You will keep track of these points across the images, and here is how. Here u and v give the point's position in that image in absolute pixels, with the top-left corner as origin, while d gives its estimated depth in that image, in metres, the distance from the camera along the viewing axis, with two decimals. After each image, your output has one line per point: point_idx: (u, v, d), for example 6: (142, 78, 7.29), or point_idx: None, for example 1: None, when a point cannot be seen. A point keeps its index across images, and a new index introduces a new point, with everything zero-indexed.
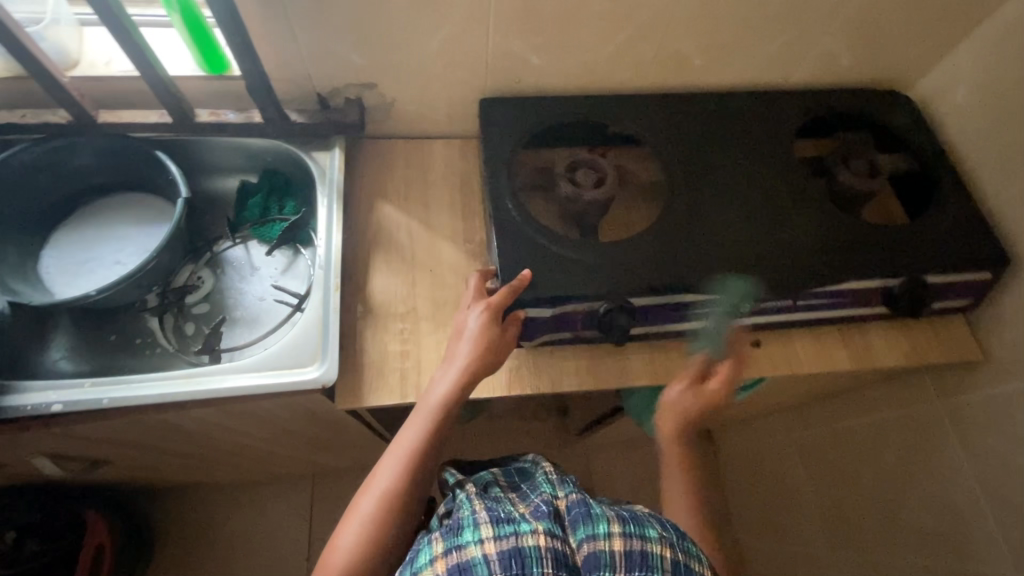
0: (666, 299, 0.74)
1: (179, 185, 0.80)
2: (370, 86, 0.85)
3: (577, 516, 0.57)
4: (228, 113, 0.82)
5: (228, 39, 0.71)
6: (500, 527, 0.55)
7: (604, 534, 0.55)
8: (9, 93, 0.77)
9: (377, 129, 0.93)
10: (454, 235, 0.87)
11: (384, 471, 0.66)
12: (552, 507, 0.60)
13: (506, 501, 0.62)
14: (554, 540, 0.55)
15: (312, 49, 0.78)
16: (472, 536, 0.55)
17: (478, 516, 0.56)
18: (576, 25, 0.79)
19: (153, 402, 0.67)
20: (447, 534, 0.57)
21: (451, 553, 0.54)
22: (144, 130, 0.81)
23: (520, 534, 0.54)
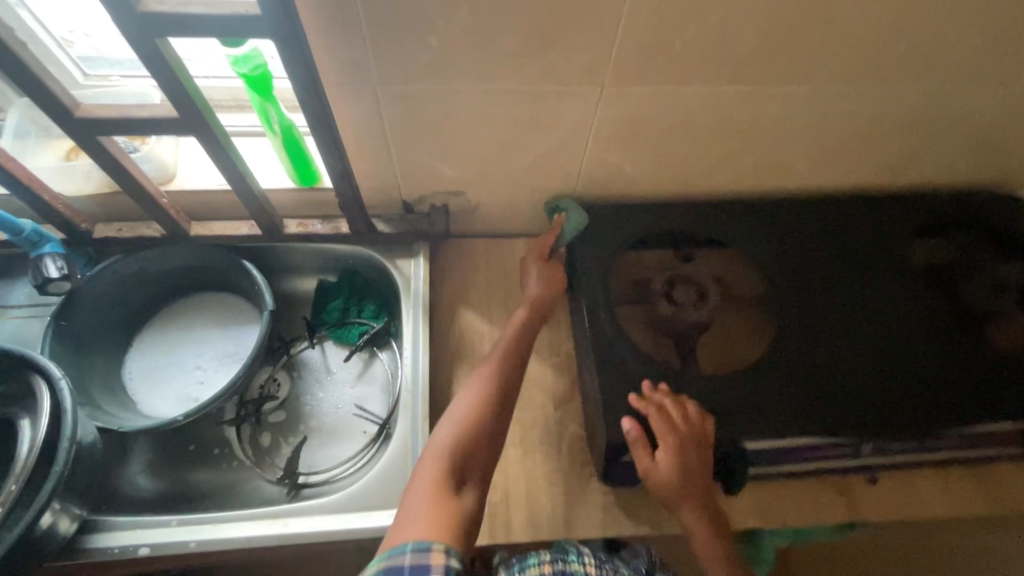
0: (786, 443, 0.67)
1: (265, 296, 0.78)
2: (457, 194, 0.82)
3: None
4: (316, 224, 0.81)
5: (329, 163, 0.70)
6: (605, 560, 0.59)
7: None
8: (108, 209, 0.79)
9: (455, 231, 0.90)
10: (539, 347, 0.83)
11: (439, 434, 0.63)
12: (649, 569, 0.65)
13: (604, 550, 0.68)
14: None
15: (403, 164, 0.76)
16: (577, 556, 0.58)
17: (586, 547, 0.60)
18: (677, 140, 0.75)
19: (241, 546, 0.64)
20: (552, 550, 0.60)
21: (558, 562, 0.57)
22: (233, 240, 0.80)
23: (622, 573, 0.59)
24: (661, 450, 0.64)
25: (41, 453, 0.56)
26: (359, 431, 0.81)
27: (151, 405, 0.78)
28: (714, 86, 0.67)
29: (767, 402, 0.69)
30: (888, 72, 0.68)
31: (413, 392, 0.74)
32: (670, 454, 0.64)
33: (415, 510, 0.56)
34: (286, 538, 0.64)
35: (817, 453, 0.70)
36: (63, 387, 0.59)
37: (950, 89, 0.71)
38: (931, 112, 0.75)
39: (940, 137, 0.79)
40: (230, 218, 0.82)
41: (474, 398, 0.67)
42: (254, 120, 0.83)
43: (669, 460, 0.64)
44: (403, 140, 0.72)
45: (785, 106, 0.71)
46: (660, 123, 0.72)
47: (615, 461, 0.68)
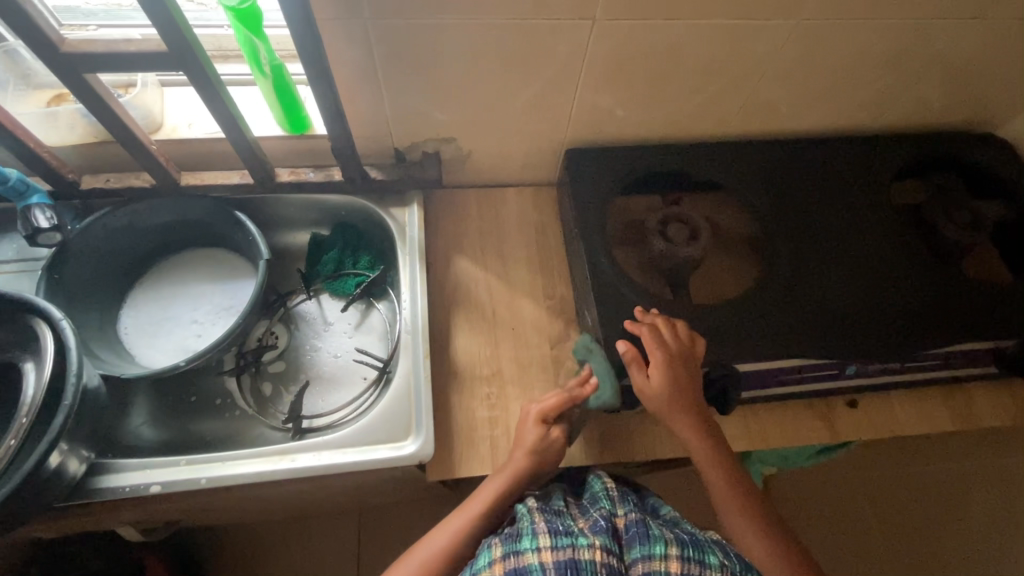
0: (772, 364, 0.71)
1: (259, 247, 0.78)
2: (449, 141, 0.83)
3: (634, 536, 0.58)
4: (308, 172, 0.82)
5: (321, 107, 0.69)
6: (558, 537, 0.56)
7: (661, 554, 0.55)
8: (95, 160, 0.78)
9: (447, 180, 0.91)
10: (534, 289, 0.85)
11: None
12: (608, 523, 0.60)
13: (564, 512, 0.62)
14: (609, 555, 0.55)
15: (395, 108, 0.76)
16: (530, 543, 0.56)
17: (537, 525, 0.57)
18: (666, 81, 0.77)
19: (250, 482, 0.65)
20: (507, 539, 0.58)
21: (510, 557, 0.56)
22: (224, 190, 0.80)
23: (576, 547, 0.55)
24: (652, 367, 0.67)
25: (49, 394, 0.56)
26: (360, 378, 0.83)
27: (150, 358, 0.78)
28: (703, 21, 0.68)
29: (758, 330, 0.72)
30: (871, 7, 0.69)
31: (413, 335, 0.76)
32: (662, 372, 0.67)
33: None
34: (296, 474, 0.66)
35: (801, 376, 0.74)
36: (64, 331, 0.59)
37: (928, 25, 0.73)
38: (911, 49, 0.77)
39: (918, 75, 0.82)
40: (221, 169, 0.81)
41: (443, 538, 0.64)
42: (240, 68, 0.82)
43: (659, 376, 0.67)
44: (395, 82, 0.72)
45: (771, 43, 0.73)
46: (651, 61, 0.73)
47: (613, 386, 0.71)
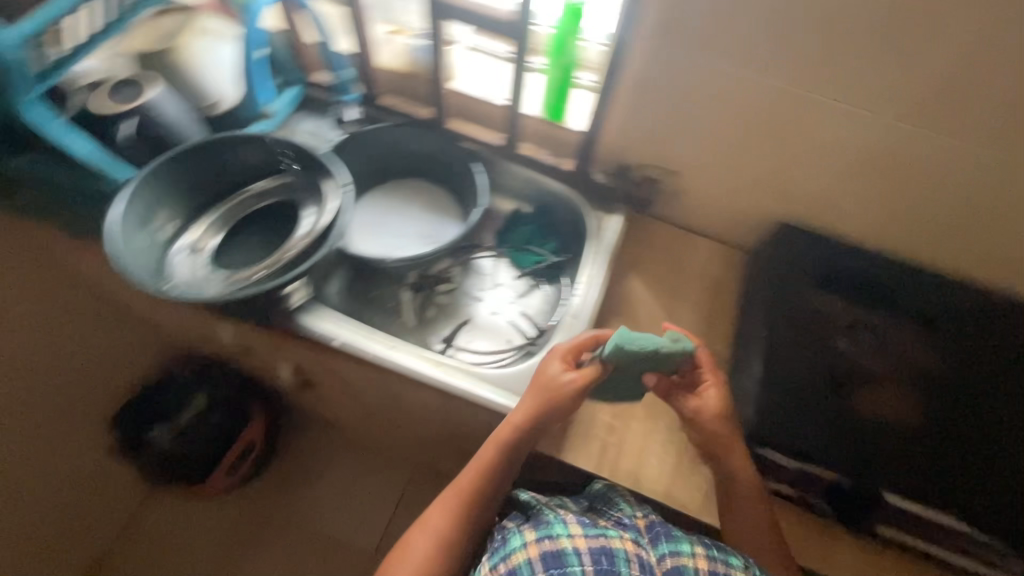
0: (922, 510, 0.67)
1: (482, 198, 0.90)
2: (674, 174, 0.89)
3: (659, 534, 0.61)
4: (546, 155, 0.93)
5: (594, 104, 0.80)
6: (588, 528, 0.60)
7: (688, 551, 0.58)
8: (397, 84, 0.94)
9: (652, 211, 0.96)
10: (692, 334, 0.87)
11: (421, 539, 0.66)
12: (630, 523, 0.63)
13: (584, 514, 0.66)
14: (638, 548, 0.60)
15: (647, 129, 0.84)
16: (562, 530, 0.60)
17: (566, 516, 0.62)
18: (913, 190, 0.77)
19: (408, 371, 0.78)
20: (537, 526, 0.62)
21: (544, 541, 0.60)
22: (476, 143, 0.94)
23: (608, 536, 0.59)
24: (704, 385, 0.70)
25: (317, 238, 0.70)
26: (506, 339, 0.91)
27: (359, 246, 0.92)
28: (991, 138, 0.68)
29: (905, 466, 0.69)
30: None
31: (575, 321, 0.82)
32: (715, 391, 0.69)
33: (414, 562, 0.64)
34: (444, 382, 0.77)
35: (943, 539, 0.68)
36: (345, 193, 0.72)
37: None
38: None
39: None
40: (480, 126, 0.95)
41: (455, 495, 0.68)
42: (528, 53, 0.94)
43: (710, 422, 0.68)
44: (661, 106, 0.80)
45: None
46: (913, 164, 0.74)
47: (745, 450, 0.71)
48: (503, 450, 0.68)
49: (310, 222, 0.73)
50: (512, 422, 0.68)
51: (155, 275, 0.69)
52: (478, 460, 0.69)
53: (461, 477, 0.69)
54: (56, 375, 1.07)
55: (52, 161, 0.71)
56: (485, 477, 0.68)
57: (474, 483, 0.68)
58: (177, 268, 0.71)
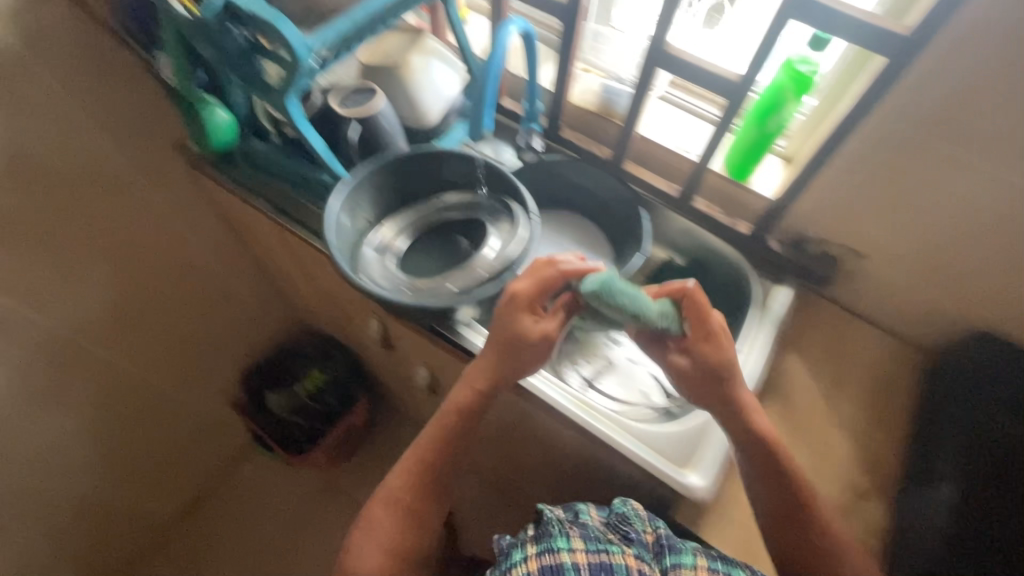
0: None
1: (645, 242, 0.86)
2: (860, 257, 0.83)
3: (665, 547, 0.60)
4: (721, 213, 0.89)
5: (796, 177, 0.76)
6: (590, 542, 0.59)
7: (692, 567, 0.58)
8: (579, 120, 0.95)
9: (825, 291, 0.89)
10: (850, 429, 0.80)
11: (381, 501, 0.71)
12: (637, 537, 0.62)
13: (591, 525, 0.64)
14: (641, 562, 0.58)
15: (845, 210, 0.78)
16: (564, 543, 0.59)
17: (570, 529, 0.61)
18: None
19: (557, 407, 0.77)
20: (539, 539, 0.61)
21: (544, 555, 0.58)
22: (648, 189, 0.92)
23: (611, 552, 0.58)
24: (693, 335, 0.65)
25: (504, 267, 0.73)
26: (640, 392, 0.87)
27: None
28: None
29: None
30: None
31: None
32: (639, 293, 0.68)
33: (364, 572, 0.65)
34: (590, 426, 0.76)
35: None
36: (534, 228, 0.75)
37: None
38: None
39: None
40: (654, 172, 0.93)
41: (410, 458, 0.72)
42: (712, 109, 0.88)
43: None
44: (870, 193, 0.75)
45: None
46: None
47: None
48: (437, 441, 0.72)
49: (496, 245, 0.76)
50: (472, 389, 0.70)
51: (351, 266, 0.74)
52: (446, 440, 0.72)
53: (419, 450, 0.72)
54: (210, 317, 1.23)
55: (297, 158, 0.85)
56: (428, 435, 0.72)
57: (419, 447, 0.72)
58: (370, 266, 0.76)
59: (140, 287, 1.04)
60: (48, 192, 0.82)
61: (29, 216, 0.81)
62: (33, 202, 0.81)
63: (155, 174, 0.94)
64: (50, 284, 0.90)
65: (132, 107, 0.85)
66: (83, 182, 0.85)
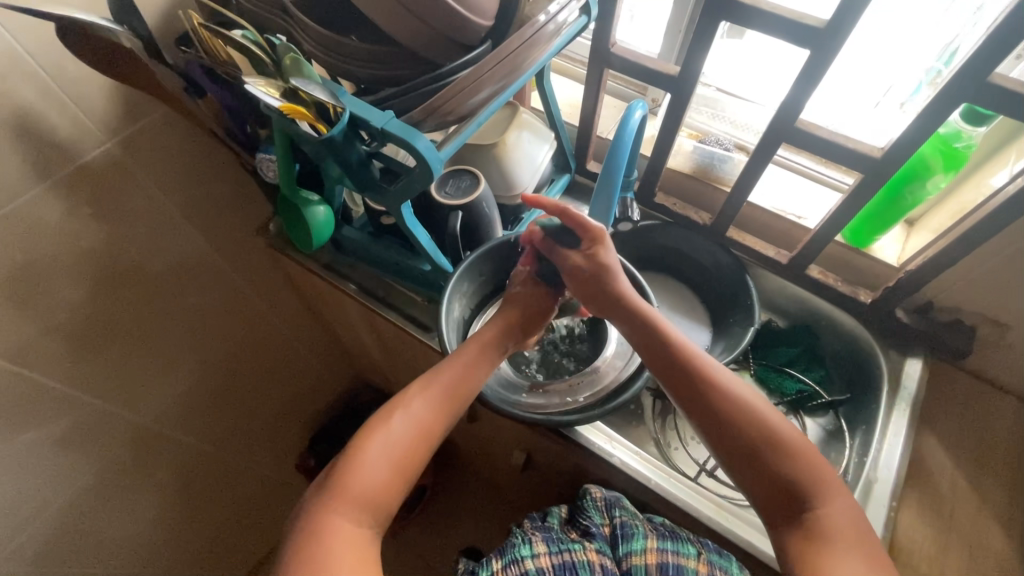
0: None
1: (753, 313, 0.80)
2: (999, 326, 0.76)
3: (622, 536, 0.66)
4: (837, 280, 0.83)
5: (939, 252, 0.70)
6: (552, 545, 0.65)
7: (640, 548, 0.64)
8: (675, 185, 0.92)
9: (962, 362, 0.82)
10: (1009, 521, 0.73)
11: (401, 423, 0.59)
12: (596, 532, 0.68)
13: (555, 526, 0.71)
14: (602, 556, 0.64)
15: (996, 282, 0.72)
16: (527, 552, 0.64)
17: (532, 537, 0.66)
18: None
19: (689, 512, 0.71)
20: (501, 554, 0.65)
21: (509, 566, 0.63)
22: (753, 255, 0.87)
23: (571, 551, 0.64)
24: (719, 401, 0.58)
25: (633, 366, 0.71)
26: None
27: None
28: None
29: None
30: None
31: (884, 487, 0.70)
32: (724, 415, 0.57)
33: (354, 472, 0.56)
34: (729, 533, 0.69)
35: None
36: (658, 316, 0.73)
37: None
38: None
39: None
40: (759, 237, 0.88)
41: (440, 384, 0.63)
42: (840, 176, 0.83)
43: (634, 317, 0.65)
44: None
45: None
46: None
47: None
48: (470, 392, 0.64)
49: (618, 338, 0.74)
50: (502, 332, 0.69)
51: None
52: (461, 388, 0.64)
53: (443, 405, 0.62)
54: (279, 384, 1.20)
55: (392, 244, 0.81)
56: (462, 366, 0.65)
57: (450, 389, 0.63)
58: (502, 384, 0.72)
59: (218, 364, 1.01)
60: (140, 290, 0.79)
61: (122, 317, 0.79)
62: (126, 303, 0.78)
63: (238, 256, 0.92)
64: (140, 378, 0.87)
65: (220, 197, 0.83)
66: (172, 275, 0.83)
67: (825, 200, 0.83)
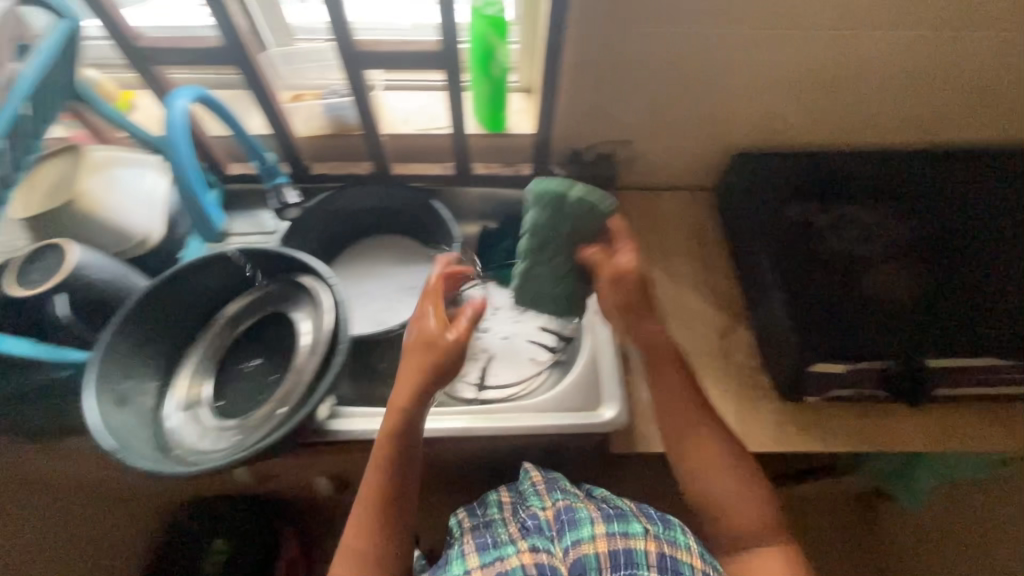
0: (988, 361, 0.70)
1: (452, 230, 0.84)
2: (625, 143, 0.89)
3: (563, 523, 0.57)
4: (500, 167, 0.90)
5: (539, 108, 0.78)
6: (484, 554, 0.55)
7: (589, 536, 0.55)
8: (326, 149, 0.90)
9: (617, 183, 0.96)
10: (698, 284, 0.89)
11: (365, 523, 0.59)
12: (534, 523, 0.58)
13: (495, 520, 0.62)
14: (541, 554, 0.54)
15: (594, 109, 0.83)
16: (460, 567, 0.55)
17: (466, 548, 0.57)
18: (839, 89, 0.81)
19: (462, 434, 0.73)
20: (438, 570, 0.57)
21: None
22: (424, 180, 0.89)
23: (502, 558, 0.54)
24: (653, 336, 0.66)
25: (321, 361, 0.61)
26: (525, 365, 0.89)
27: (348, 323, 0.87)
28: (908, 32, 0.74)
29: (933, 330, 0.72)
30: None
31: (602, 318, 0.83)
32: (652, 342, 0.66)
33: None
34: (500, 429, 0.73)
35: (1008, 377, 0.72)
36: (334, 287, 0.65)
37: None
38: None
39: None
40: (423, 161, 0.91)
41: (380, 462, 0.61)
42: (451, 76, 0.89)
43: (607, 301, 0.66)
44: (605, 85, 0.80)
45: (964, 52, 0.76)
46: (856, 63, 0.77)
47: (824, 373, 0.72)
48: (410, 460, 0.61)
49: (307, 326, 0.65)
50: (416, 387, 0.61)
51: (150, 452, 0.59)
52: (401, 460, 0.61)
53: (393, 486, 0.61)
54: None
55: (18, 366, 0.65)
56: (406, 425, 0.61)
57: (391, 467, 0.61)
58: (176, 431, 0.63)
59: None
60: None
61: None
62: None
63: None
64: None
65: None
66: None
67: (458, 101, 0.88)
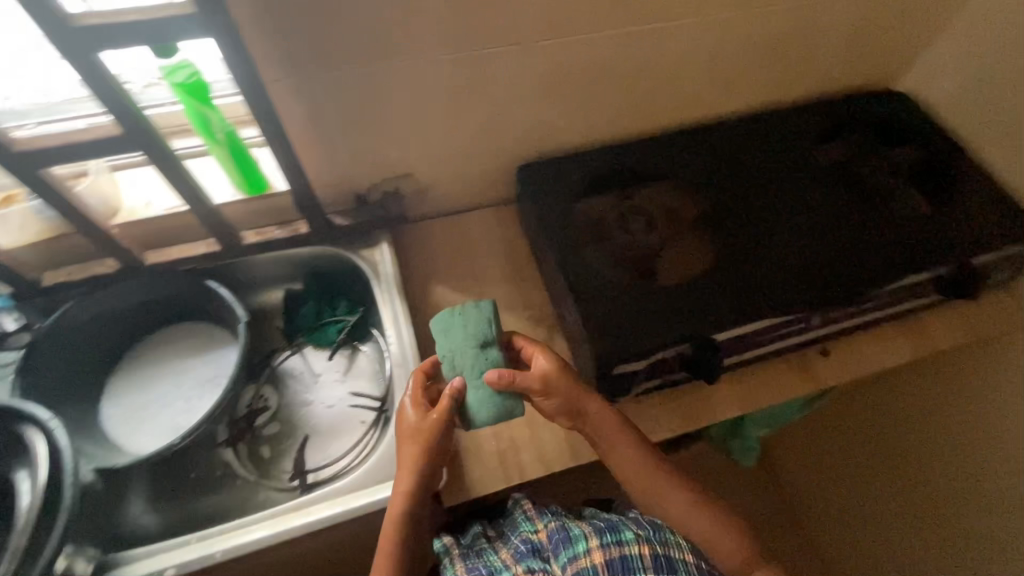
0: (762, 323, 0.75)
1: (237, 310, 0.79)
2: (401, 179, 0.85)
3: (558, 543, 0.62)
4: (275, 231, 0.84)
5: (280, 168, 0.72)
6: None
7: (583, 550, 0.59)
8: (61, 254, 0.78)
9: (411, 216, 0.92)
10: (511, 304, 0.87)
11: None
12: (535, 545, 0.65)
13: (486, 548, 0.68)
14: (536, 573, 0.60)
15: (349, 155, 0.78)
16: None
17: None
18: (588, 91, 0.81)
19: (269, 542, 0.69)
20: None
21: None
22: (187, 263, 0.80)
23: None
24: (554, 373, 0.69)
25: (23, 553, 0.60)
26: (354, 431, 0.82)
27: (142, 442, 0.77)
28: (625, 30, 0.74)
29: (710, 307, 0.75)
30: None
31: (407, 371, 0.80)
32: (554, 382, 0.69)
33: None
34: (308, 525, 0.70)
35: (779, 334, 0.78)
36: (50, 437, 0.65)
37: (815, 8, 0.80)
38: (827, 14, 0.81)
39: (849, 34, 0.86)
40: (184, 242, 0.82)
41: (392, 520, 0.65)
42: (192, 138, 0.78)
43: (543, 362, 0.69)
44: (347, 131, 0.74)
45: (688, 39, 0.78)
46: (593, 66, 0.77)
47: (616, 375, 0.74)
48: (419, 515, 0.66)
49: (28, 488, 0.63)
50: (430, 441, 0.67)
51: None
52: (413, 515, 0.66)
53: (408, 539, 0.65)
54: None
55: None
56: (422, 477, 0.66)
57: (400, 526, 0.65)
58: None
59: None
60: None
61: None
62: None
63: None
64: None
65: None
66: None
67: (202, 170, 0.80)
